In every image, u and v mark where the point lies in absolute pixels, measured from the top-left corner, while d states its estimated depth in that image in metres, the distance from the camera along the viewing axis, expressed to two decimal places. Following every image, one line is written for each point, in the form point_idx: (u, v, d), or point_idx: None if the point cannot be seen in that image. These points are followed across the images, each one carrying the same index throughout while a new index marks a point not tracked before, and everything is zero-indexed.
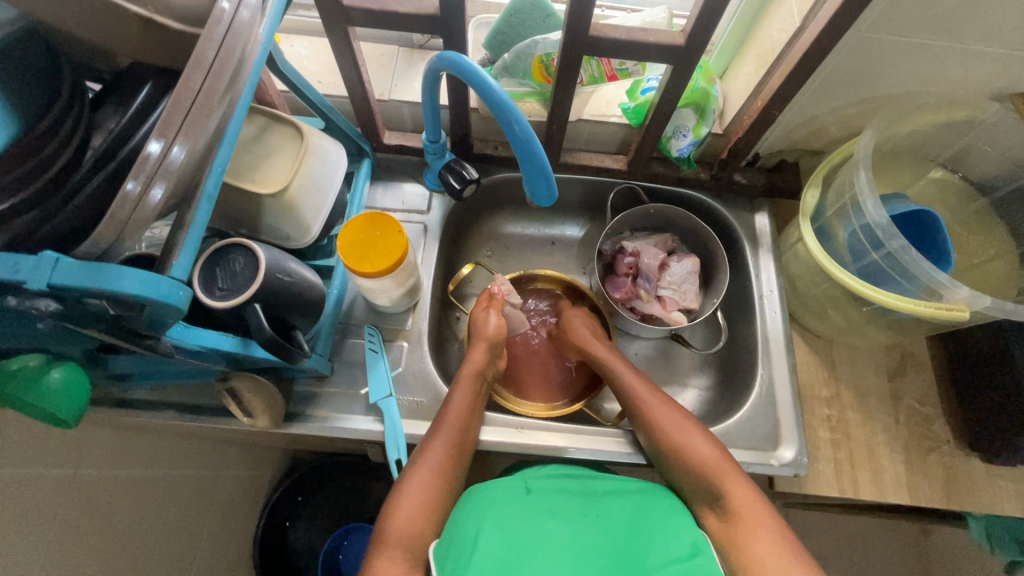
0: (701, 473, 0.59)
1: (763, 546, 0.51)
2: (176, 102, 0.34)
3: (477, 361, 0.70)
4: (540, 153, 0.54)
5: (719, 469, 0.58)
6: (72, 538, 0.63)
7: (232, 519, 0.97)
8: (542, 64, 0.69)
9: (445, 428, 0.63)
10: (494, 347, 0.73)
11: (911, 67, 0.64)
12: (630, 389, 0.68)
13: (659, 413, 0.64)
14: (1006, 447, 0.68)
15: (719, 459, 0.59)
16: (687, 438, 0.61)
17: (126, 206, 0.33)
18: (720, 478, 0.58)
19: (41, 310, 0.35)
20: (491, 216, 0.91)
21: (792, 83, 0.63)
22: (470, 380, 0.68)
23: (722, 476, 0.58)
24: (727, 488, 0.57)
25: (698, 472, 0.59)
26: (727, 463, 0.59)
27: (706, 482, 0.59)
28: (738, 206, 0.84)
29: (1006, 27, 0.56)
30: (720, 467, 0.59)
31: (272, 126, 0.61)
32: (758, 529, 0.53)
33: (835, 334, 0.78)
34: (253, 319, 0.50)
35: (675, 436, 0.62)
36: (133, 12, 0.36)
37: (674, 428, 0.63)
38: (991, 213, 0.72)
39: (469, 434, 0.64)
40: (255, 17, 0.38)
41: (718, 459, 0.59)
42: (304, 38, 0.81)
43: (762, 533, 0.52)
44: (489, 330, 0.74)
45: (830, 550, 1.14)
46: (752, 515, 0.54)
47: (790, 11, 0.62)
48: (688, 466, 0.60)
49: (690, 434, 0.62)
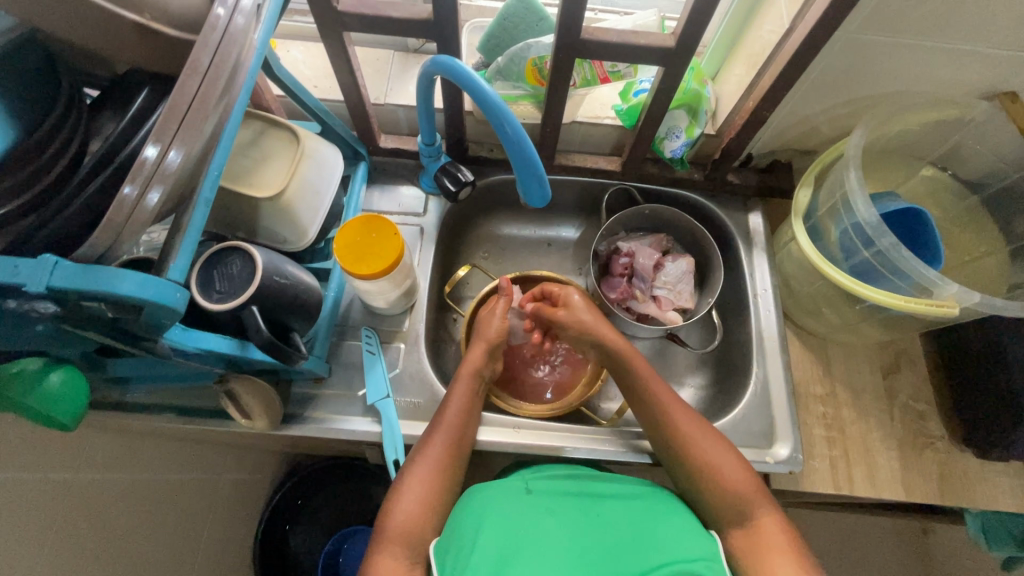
0: (731, 497, 0.59)
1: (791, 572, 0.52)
2: (171, 108, 0.35)
3: (477, 361, 0.70)
4: (533, 155, 0.54)
5: (751, 496, 0.58)
6: (72, 541, 0.63)
7: (232, 522, 0.97)
8: (535, 67, 0.70)
9: (446, 425, 0.64)
10: (495, 344, 0.72)
11: (899, 67, 0.65)
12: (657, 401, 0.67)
13: (690, 430, 0.63)
14: (999, 443, 0.69)
15: (752, 485, 0.59)
16: (718, 457, 0.61)
17: (123, 209, 0.34)
18: (753, 506, 0.58)
19: (41, 311, 0.36)
20: (487, 218, 0.92)
21: (782, 85, 0.64)
22: (469, 379, 0.68)
23: (754, 503, 0.58)
24: (758, 516, 0.57)
25: (728, 495, 0.59)
26: (759, 490, 0.59)
27: (735, 507, 0.58)
28: (732, 206, 0.84)
29: (992, 27, 0.57)
30: (754, 494, 0.58)
31: (269, 131, 0.61)
32: (787, 554, 0.53)
33: (830, 332, 0.78)
34: (251, 320, 0.51)
35: (705, 456, 0.61)
36: (128, 18, 0.37)
37: (705, 448, 0.62)
38: (982, 211, 0.73)
39: (469, 433, 0.65)
40: (250, 23, 0.39)
41: (751, 485, 0.59)
42: (300, 44, 0.82)
43: (792, 560, 0.53)
44: (491, 329, 0.72)
45: (830, 548, 1.15)
46: (775, 539, 0.55)
47: (780, 13, 0.63)
48: (717, 487, 0.60)
49: (720, 456, 0.61)
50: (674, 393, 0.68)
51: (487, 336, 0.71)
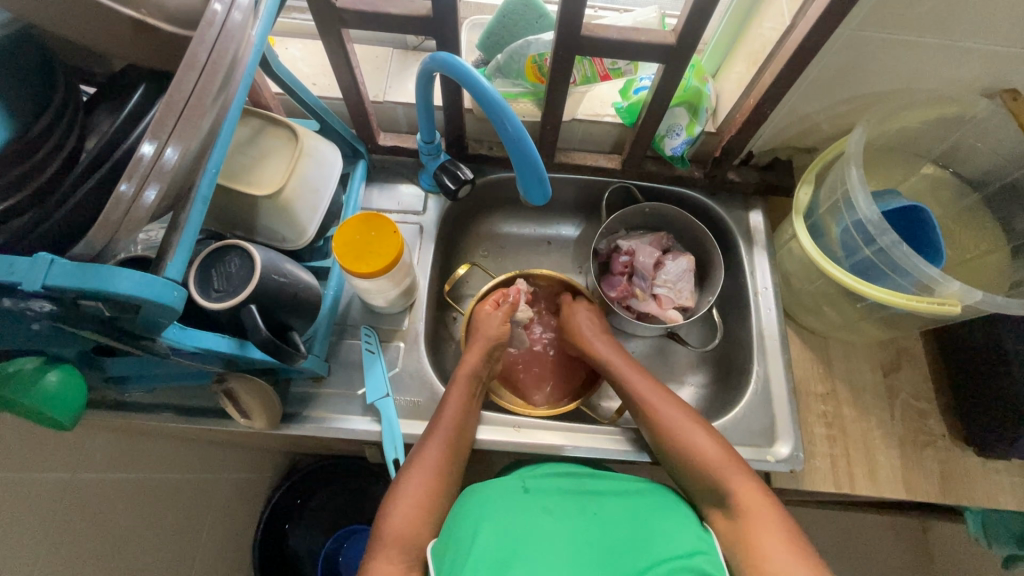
0: (714, 480, 0.59)
1: (773, 541, 0.52)
2: (167, 104, 0.34)
3: (471, 364, 0.70)
4: (533, 153, 0.54)
5: (727, 469, 0.59)
6: (71, 541, 0.63)
7: (231, 522, 0.97)
8: (535, 64, 0.70)
9: (440, 430, 0.63)
10: (493, 348, 0.73)
11: (901, 65, 0.64)
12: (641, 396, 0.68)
13: (672, 419, 0.64)
14: (1000, 441, 0.69)
15: (732, 464, 0.59)
16: (698, 442, 0.61)
17: (120, 207, 0.33)
18: (729, 478, 0.58)
19: (37, 311, 0.36)
20: (487, 217, 0.91)
21: (783, 82, 0.63)
22: (462, 386, 0.67)
23: (729, 475, 0.58)
24: (736, 491, 0.57)
25: (706, 473, 0.60)
26: (739, 469, 0.59)
27: (718, 489, 0.58)
28: (732, 204, 0.84)
29: (994, 23, 0.57)
30: (729, 467, 0.59)
31: (267, 128, 0.61)
32: (768, 531, 0.52)
33: (830, 331, 0.78)
34: (249, 319, 0.50)
35: (687, 443, 0.62)
36: (125, 14, 0.36)
37: (686, 435, 0.62)
38: (983, 209, 0.73)
39: (464, 436, 0.64)
40: (248, 19, 0.39)
41: (731, 466, 0.59)
42: (299, 41, 0.81)
43: (772, 528, 0.53)
44: (490, 332, 0.73)
45: (830, 547, 1.15)
46: (758, 515, 0.54)
47: (781, 10, 0.63)
48: (697, 466, 0.61)
49: (701, 441, 0.61)
50: (651, 381, 0.69)
51: (485, 339, 0.73)
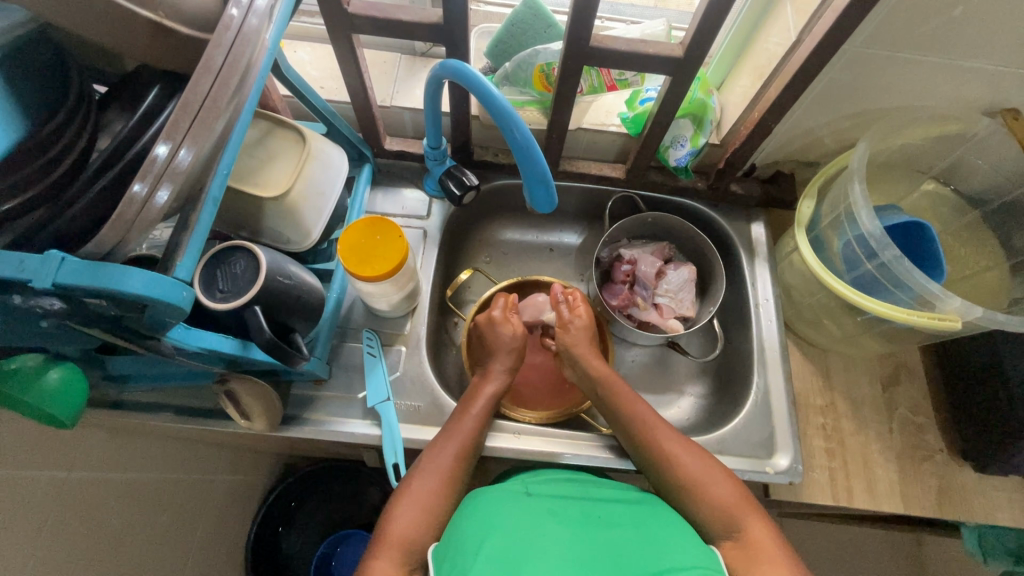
0: (720, 511, 0.58)
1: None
2: (184, 105, 0.35)
3: (497, 384, 0.70)
4: (540, 160, 0.54)
5: (741, 510, 0.58)
6: (65, 541, 0.63)
7: (224, 524, 0.96)
8: (543, 73, 0.71)
9: (455, 435, 0.64)
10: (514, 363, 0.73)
11: (903, 83, 0.65)
12: (644, 418, 0.66)
13: (675, 448, 0.63)
14: (998, 458, 0.69)
15: (740, 498, 0.59)
16: (706, 474, 0.61)
17: (133, 207, 0.34)
18: (742, 518, 0.57)
19: (46, 308, 0.35)
20: (489, 223, 0.92)
21: (788, 97, 0.64)
22: (490, 398, 0.68)
23: (743, 517, 0.57)
24: (747, 527, 0.57)
25: (718, 507, 0.59)
26: (747, 504, 0.59)
27: (724, 517, 0.58)
28: (735, 215, 0.85)
29: (995, 43, 0.58)
30: (741, 507, 0.58)
31: (275, 131, 0.61)
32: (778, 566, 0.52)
33: (830, 344, 0.78)
34: (253, 320, 0.51)
35: (693, 472, 0.61)
36: (143, 16, 0.36)
37: (691, 465, 0.62)
38: (984, 225, 0.73)
39: (479, 441, 0.65)
40: (263, 24, 0.39)
41: (737, 498, 0.59)
42: (307, 45, 0.82)
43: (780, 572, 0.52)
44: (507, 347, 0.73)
45: (825, 561, 1.15)
46: (766, 551, 0.54)
47: (786, 25, 0.64)
48: (705, 501, 0.60)
49: (707, 471, 0.61)
50: (656, 413, 0.68)
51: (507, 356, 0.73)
